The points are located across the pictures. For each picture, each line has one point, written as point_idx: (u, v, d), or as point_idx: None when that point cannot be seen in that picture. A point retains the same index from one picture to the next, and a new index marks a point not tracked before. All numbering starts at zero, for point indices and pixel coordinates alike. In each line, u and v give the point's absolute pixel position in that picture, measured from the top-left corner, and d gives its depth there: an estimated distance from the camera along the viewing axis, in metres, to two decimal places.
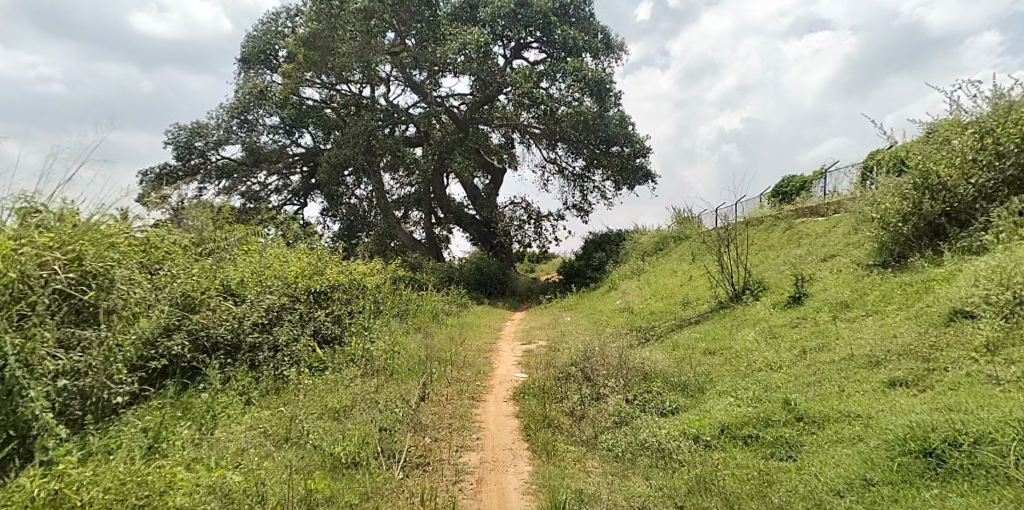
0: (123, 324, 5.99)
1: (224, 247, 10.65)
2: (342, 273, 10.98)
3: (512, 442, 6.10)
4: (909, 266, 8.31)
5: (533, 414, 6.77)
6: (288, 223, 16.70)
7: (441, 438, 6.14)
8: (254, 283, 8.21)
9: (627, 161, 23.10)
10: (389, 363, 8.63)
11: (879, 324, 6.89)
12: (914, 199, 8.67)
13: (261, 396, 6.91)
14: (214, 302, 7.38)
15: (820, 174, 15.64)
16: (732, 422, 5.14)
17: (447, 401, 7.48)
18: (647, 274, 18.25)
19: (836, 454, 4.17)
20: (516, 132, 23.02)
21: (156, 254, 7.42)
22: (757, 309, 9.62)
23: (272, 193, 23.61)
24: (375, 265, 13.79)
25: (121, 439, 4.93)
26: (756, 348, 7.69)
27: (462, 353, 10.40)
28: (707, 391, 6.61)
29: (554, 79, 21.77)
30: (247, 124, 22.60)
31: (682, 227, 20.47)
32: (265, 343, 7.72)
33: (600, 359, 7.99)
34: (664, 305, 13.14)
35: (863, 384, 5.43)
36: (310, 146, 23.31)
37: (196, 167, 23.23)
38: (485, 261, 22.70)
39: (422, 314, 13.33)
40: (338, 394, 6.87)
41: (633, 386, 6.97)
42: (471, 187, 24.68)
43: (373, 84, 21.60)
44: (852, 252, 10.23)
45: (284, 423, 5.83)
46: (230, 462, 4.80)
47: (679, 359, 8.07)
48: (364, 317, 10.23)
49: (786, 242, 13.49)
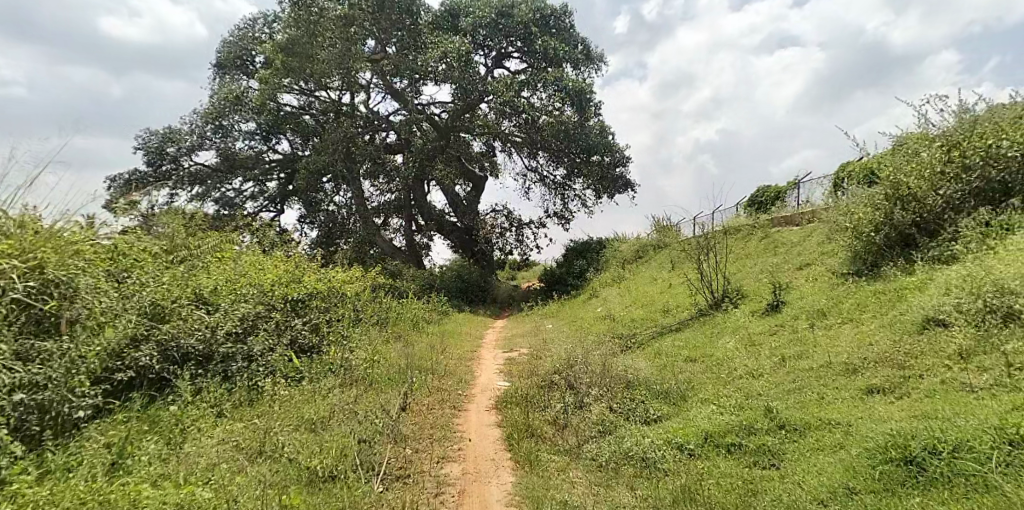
0: (87, 335, 5.81)
1: (197, 256, 10.41)
2: (321, 281, 10.80)
3: (495, 452, 6.01)
4: (883, 274, 8.45)
5: (514, 424, 6.70)
6: (264, 230, 16.43)
7: (421, 449, 6.03)
8: (227, 292, 8.03)
9: (607, 170, 23.25)
10: (369, 373, 8.48)
11: (855, 332, 6.97)
12: (885, 210, 8.80)
13: (234, 408, 6.72)
14: (185, 312, 7.18)
15: (795, 183, 15.91)
16: (714, 431, 5.13)
17: (428, 411, 7.37)
18: (627, 283, 18.32)
19: (819, 462, 4.17)
20: (497, 140, 23.04)
21: (124, 262, 7.23)
22: (736, 317, 9.69)
23: (247, 200, 23.25)
24: (354, 273, 13.61)
25: (83, 455, 4.73)
26: (736, 356, 7.73)
27: (443, 362, 10.29)
28: (688, 399, 6.61)
29: (535, 88, 21.89)
30: (222, 130, 22.21)
31: (661, 235, 20.63)
32: (240, 353, 7.53)
33: (582, 368, 7.95)
34: (645, 313, 13.19)
35: (843, 390, 5.48)
36: (288, 152, 23.02)
37: (169, 173, 22.76)
38: (466, 268, 22.59)
39: (401, 322, 13.17)
40: (316, 405, 6.72)
41: (615, 394, 6.94)
42: (451, 194, 24.59)
43: (352, 90, 21.48)
44: (828, 260, 10.38)
45: (259, 435, 5.67)
46: (200, 478, 4.64)
47: (661, 367, 8.08)
48: (342, 326, 10.06)
49: (764, 250, 13.65)
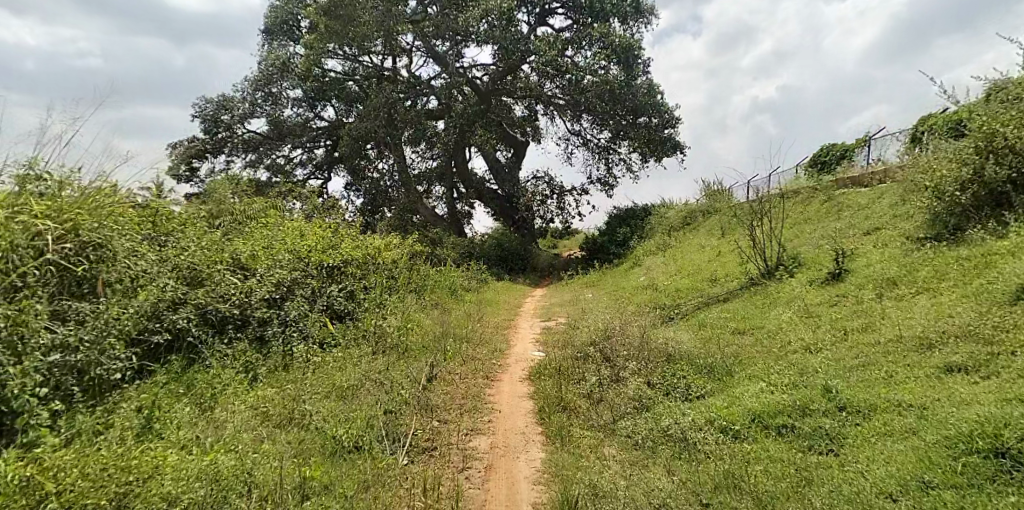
0: (120, 298, 5.75)
1: (240, 222, 10.41)
2: (358, 248, 10.66)
3: (526, 426, 5.77)
4: (965, 239, 7.63)
5: (548, 396, 6.44)
6: (307, 196, 16.50)
7: (450, 421, 5.84)
8: (265, 257, 7.92)
9: (654, 133, 22.30)
10: (402, 341, 8.33)
11: (928, 303, 6.32)
12: (976, 164, 7.95)
13: (268, 372, 6.66)
14: (222, 276, 7.07)
15: (865, 140, 14.77)
16: (764, 411, 4.66)
17: (461, 380, 7.19)
18: (672, 251, 17.61)
19: (885, 449, 3.68)
20: (540, 103, 22.42)
21: (164, 226, 7.23)
22: (791, 287, 9.02)
23: (297, 167, 23.53)
24: (392, 240, 13.47)
25: (115, 418, 4.70)
26: (791, 328, 7.18)
27: (479, 330, 10.07)
28: (737, 375, 6.13)
29: (580, 47, 21.09)
30: (272, 97, 22.35)
31: (711, 201, 19.72)
32: (275, 318, 7.45)
33: (620, 339, 7.59)
34: (691, 282, 12.59)
35: (910, 369, 4.94)
36: (333, 120, 23.00)
37: (224, 141, 23.06)
38: (507, 236, 22.26)
39: (440, 290, 13.02)
40: (346, 373, 6.60)
41: (655, 368, 6.56)
42: (493, 160, 24.17)
43: (395, 54, 21.17)
44: (899, 225, 9.52)
45: (286, 402, 5.56)
46: (225, 444, 4.54)
47: (706, 339, 7.59)
48: (378, 293, 9.94)
49: (824, 216, 12.72)
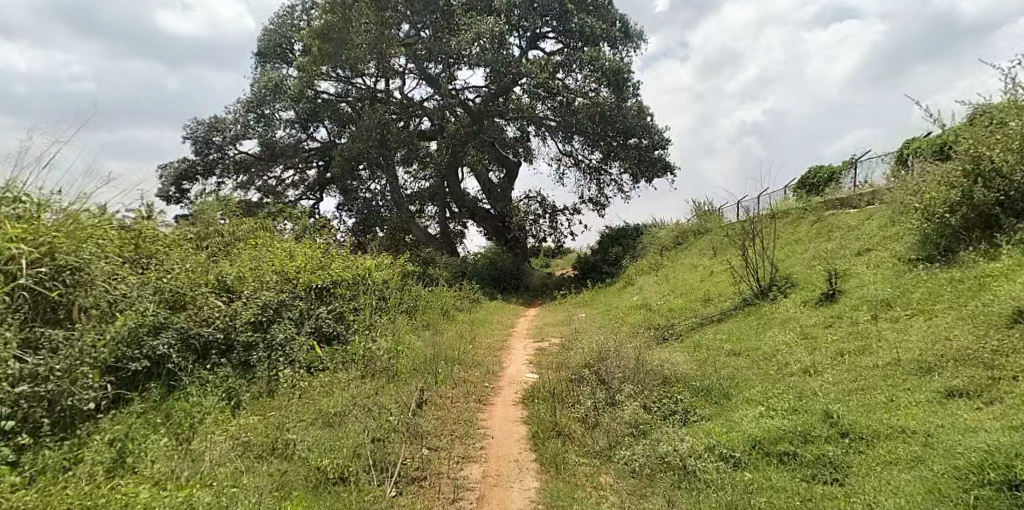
0: (95, 323, 5.52)
1: (229, 243, 10.24)
2: (347, 268, 10.50)
3: (519, 453, 5.63)
4: (958, 260, 7.62)
5: (542, 421, 6.29)
6: (297, 216, 16.35)
7: (441, 448, 5.67)
8: (253, 279, 7.74)
9: (645, 153, 22.39)
10: (392, 363, 8.15)
11: (925, 325, 6.26)
12: (965, 187, 7.94)
13: (252, 398, 6.46)
14: (206, 300, 6.89)
15: (851, 161, 14.88)
16: (764, 438, 4.53)
17: (452, 404, 7.03)
18: (664, 270, 17.58)
19: (893, 479, 3.56)
20: (531, 125, 22.51)
21: (148, 248, 7.07)
22: (786, 307, 8.96)
23: (288, 188, 23.41)
24: (383, 259, 13.32)
25: (85, 452, 4.51)
26: (786, 350, 7.09)
27: (471, 351, 9.91)
28: (733, 398, 6.02)
29: (571, 70, 21.29)
30: (264, 118, 22.26)
31: (702, 221, 19.77)
32: (261, 342, 7.24)
33: (614, 361, 7.46)
34: (684, 302, 12.52)
35: (911, 393, 4.85)
36: (325, 140, 22.94)
37: (215, 162, 22.95)
38: (499, 256, 22.17)
39: (431, 311, 12.86)
40: (334, 398, 6.42)
41: (650, 391, 6.43)
42: (485, 180, 24.16)
43: (387, 76, 21.23)
44: (891, 245, 9.52)
45: (270, 431, 5.36)
46: (203, 478, 4.34)
47: (702, 361, 7.48)
48: (368, 314, 9.77)
49: (815, 236, 12.73)
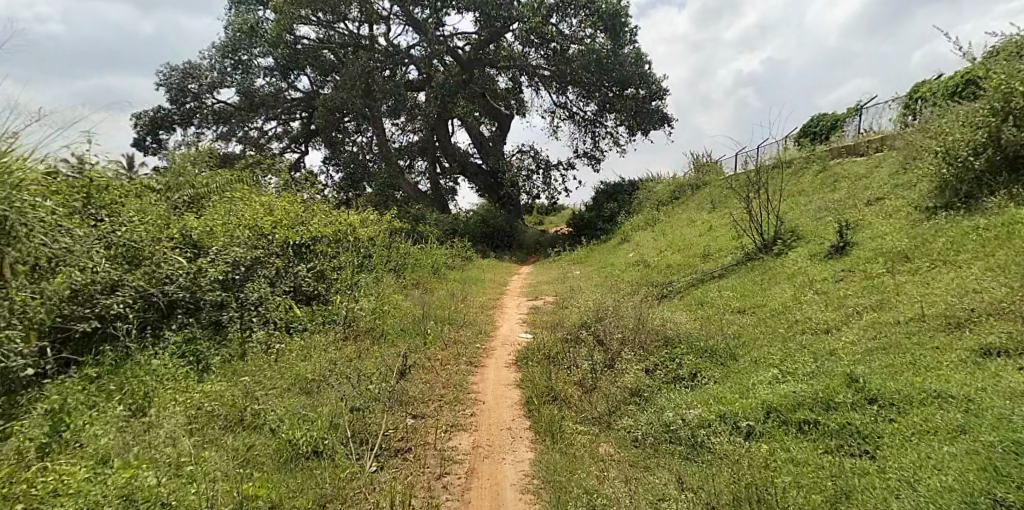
0: (30, 280, 4.97)
1: (202, 197, 9.62)
2: (330, 224, 9.94)
3: (512, 421, 5.25)
4: (980, 209, 7.15)
5: (536, 385, 5.90)
6: (279, 170, 15.58)
7: (427, 416, 5.26)
8: (222, 234, 7.18)
9: (641, 104, 21.59)
10: (378, 324, 7.71)
11: (948, 279, 5.82)
12: (993, 126, 7.46)
13: (223, 362, 6.01)
14: (164, 255, 6.34)
15: (855, 109, 14.27)
16: (781, 404, 4.09)
17: (441, 368, 6.62)
18: (661, 225, 17.06)
19: (935, 453, 3.17)
20: (524, 74, 21.57)
21: (103, 198, 6.51)
22: (792, 261, 8.50)
23: (271, 140, 22.51)
24: (369, 216, 12.73)
25: (15, 426, 4.06)
26: (796, 307, 6.67)
27: (463, 310, 9.47)
28: (740, 359, 5.63)
29: (565, 14, 20.28)
30: (242, 65, 21.10)
31: (701, 175, 19.19)
32: (232, 301, 6.73)
33: (613, 321, 7.04)
34: (682, 257, 12.07)
35: (939, 352, 4.44)
36: (308, 91, 21.91)
37: (192, 111, 21.94)
38: (492, 212, 21.54)
39: (421, 269, 12.37)
40: (312, 362, 5.97)
41: (651, 354, 6.02)
42: (477, 133, 23.32)
43: (372, 21, 20.11)
44: (903, 194, 9.04)
45: (237, 398, 4.89)
46: (155, 455, 3.88)
47: (705, 320, 7.08)
48: (353, 273, 9.27)
49: (819, 187, 12.19)
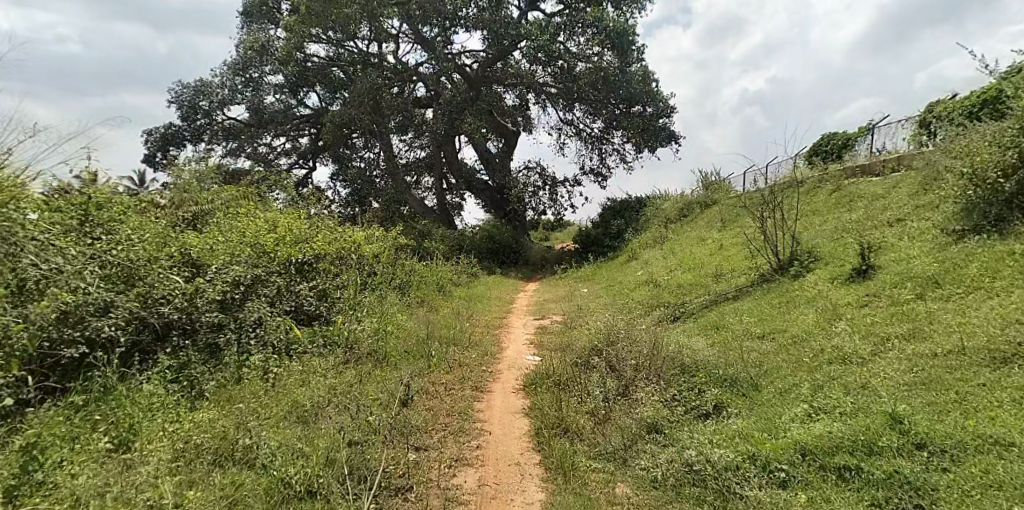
0: (10, 302, 4.77)
1: (205, 213, 9.40)
2: (333, 240, 9.67)
3: (521, 455, 4.92)
4: (1012, 233, 6.83)
5: (546, 415, 5.57)
6: (284, 184, 15.40)
7: (431, 449, 4.94)
8: (223, 252, 6.91)
9: (649, 122, 21.39)
10: (381, 346, 7.41)
11: (985, 309, 5.50)
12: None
13: (218, 387, 5.73)
14: (160, 276, 6.06)
15: (868, 128, 14.00)
16: (816, 444, 3.77)
17: (446, 393, 6.28)
18: (670, 244, 16.73)
19: None
20: (532, 92, 21.45)
21: (102, 216, 6.29)
22: (812, 283, 8.16)
23: (279, 156, 22.41)
24: (374, 232, 12.47)
25: None
26: (819, 333, 6.33)
27: (468, 330, 9.15)
28: (763, 390, 5.30)
29: (573, 32, 20.22)
30: (253, 83, 21.04)
31: (710, 193, 18.90)
32: (230, 322, 6.44)
33: (626, 345, 6.71)
34: (694, 277, 11.73)
35: (986, 390, 4.12)
36: (316, 107, 21.82)
37: (202, 127, 21.96)
38: (498, 229, 21.26)
39: (426, 286, 12.08)
40: (309, 387, 5.66)
41: (669, 383, 5.69)
42: (484, 149, 23.15)
43: (381, 39, 20.07)
44: (926, 215, 8.71)
45: (228, 429, 4.58)
46: (134, 501, 3.59)
47: (723, 346, 6.74)
48: (355, 292, 8.98)
49: (834, 207, 11.86)
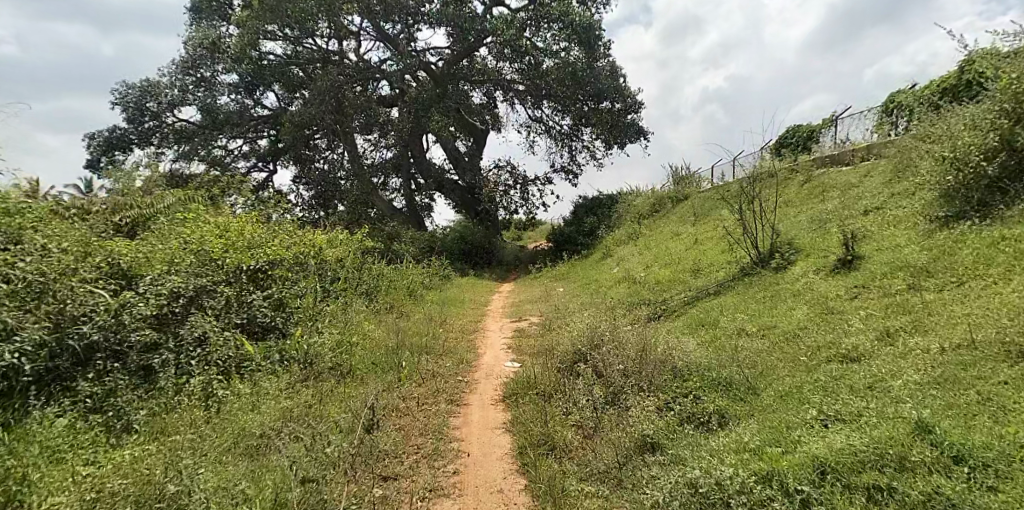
0: None
1: (148, 220, 8.64)
2: (290, 245, 8.97)
3: (504, 480, 4.44)
4: (999, 218, 6.59)
5: (529, 430, 5.07)
6: (239, 188, 14.53)
7: (405, 479, 4.42)
8: (160, 262, 6.26)
9: (617, 118, 21.07)
10: (345, 359, 6.79)
11: (985, 299, 5.18)
12: (1005, 131, 6.96)
13: (151, 416, 5.05)
14: (81, 289, 5.37)
15: (833, 118, 13.86)
16: (836, 461, 3.35)
17: (418, 409, 5.72)
18: (644, 239, 16.38)
19: None
20: (499, 89, 20.97)
21: (13, 223, 5.62)
22: (796, 274, 7.83)
23: (238, 159, 21.42)
24: (337, 235, 11.76)
25: None
26: (812, 328, 5.95)
27: (440, 336, 8.57)
28: (763, 393, 4.87)
29: (538, 28, 19.77)
30: (206, 83, 20.06)
31: (682, 188, 18.67)
32: (170, 340, 5.76)
33: (611, 349, 6.23)
34: (673, 272, 11.37)
35: (1012, 390, 3.75)
36: (275, 108, 20.91)
37: (152, 131, 20.85)
38: (469, 229, 20.66)
39: (395, 291, 11.44)
40: (262, 412, 5.05)
41: (661, 391, 5.23)
42: (451, 148, 22.52)
43: (341, 36, 19.31)
44: (905, 201, 8.47)
45: (156, 471, 3.92)
46: None
47: (712, 346, 6.31)
48: (315, 300, 8.30)
49: (809, 196, 11.62)
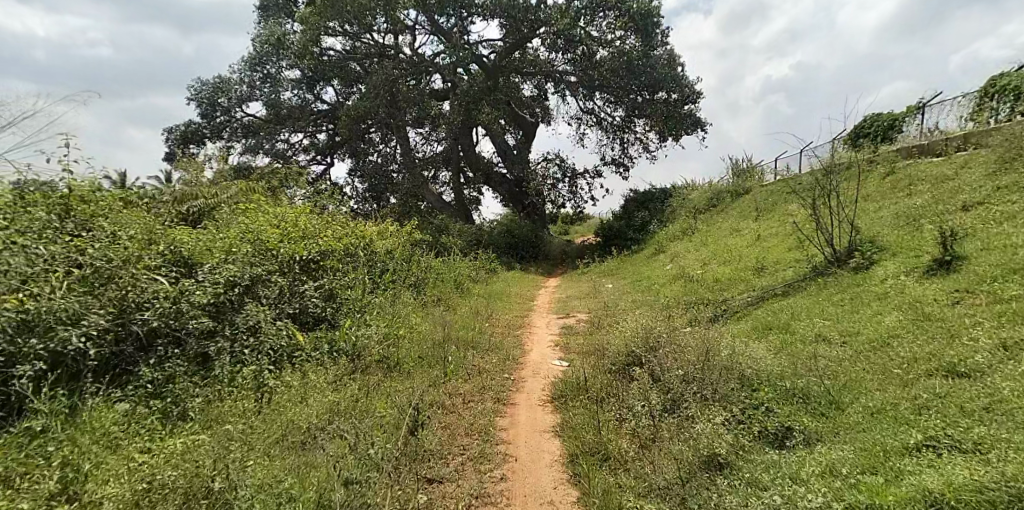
0: None
1: (208, 210, 8.74)
2: (341, 235, 8.88)
3: (553, 490, 4.10)
4: None
5: (580, 436, 4.71)
6: (294, 179, 14.69)
7: (450, 483, 4.15)
8: (219, 250, 6.22)
9: (675, 109, 20.26)
10: (391, 352, 6.59)
11: None
12: None
13: (205, 405, 4.93)
14: (146, 275, 5.34)
15: (917, 107, 12.77)
16: (956, 498, 2.91)
17: (464, 407, 5.44)
18: (701, 234, 15.66)
19: None
20: (551, 82, 20.56)
21: (85, 209, 5.70)
22: (881, 275, 7.13)
23: (299, 152, 21.82)
24: (387, 227, 11.67)
25: None
26: (903, 337, 5.33)
27: (488, 331, 8.30)
28: (847, 408, 4.34)
29: (593, 17, 19.19)
30: (270, 79, 20.50)
31: (742, 181, 17.78)
32: (225, 327, 5.67)
33: (670, 351, 5.78)
34: (734, 270, 10.72)
35: None
36: (333, 103, 21.14)
37: (223, 125, 21.39)
38: (517, 222, 20.38)
39: (443, 283, 11.26)
40: (307, 405, 4.88)
41: (729, 400, 4.75)
42: (502, 141, 22.25)
43: (397, 31, 19.29)
44: (1013, 196, 7.61)
45: (202, 463, 3.77)
46: None
47: (783, 352, 5.77)
48: (364, 291, 8.17)
49: (891, 191, 10.72)
